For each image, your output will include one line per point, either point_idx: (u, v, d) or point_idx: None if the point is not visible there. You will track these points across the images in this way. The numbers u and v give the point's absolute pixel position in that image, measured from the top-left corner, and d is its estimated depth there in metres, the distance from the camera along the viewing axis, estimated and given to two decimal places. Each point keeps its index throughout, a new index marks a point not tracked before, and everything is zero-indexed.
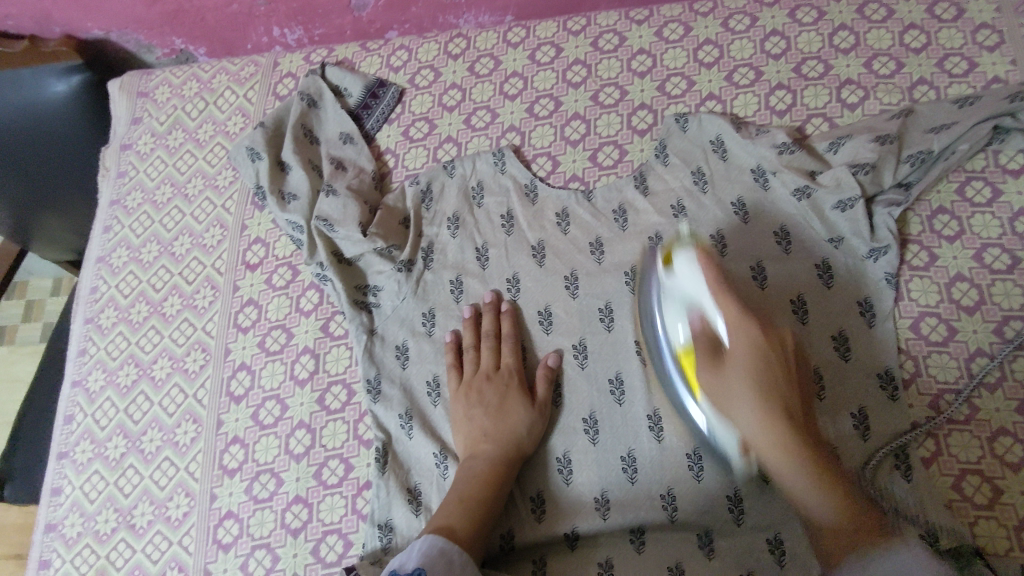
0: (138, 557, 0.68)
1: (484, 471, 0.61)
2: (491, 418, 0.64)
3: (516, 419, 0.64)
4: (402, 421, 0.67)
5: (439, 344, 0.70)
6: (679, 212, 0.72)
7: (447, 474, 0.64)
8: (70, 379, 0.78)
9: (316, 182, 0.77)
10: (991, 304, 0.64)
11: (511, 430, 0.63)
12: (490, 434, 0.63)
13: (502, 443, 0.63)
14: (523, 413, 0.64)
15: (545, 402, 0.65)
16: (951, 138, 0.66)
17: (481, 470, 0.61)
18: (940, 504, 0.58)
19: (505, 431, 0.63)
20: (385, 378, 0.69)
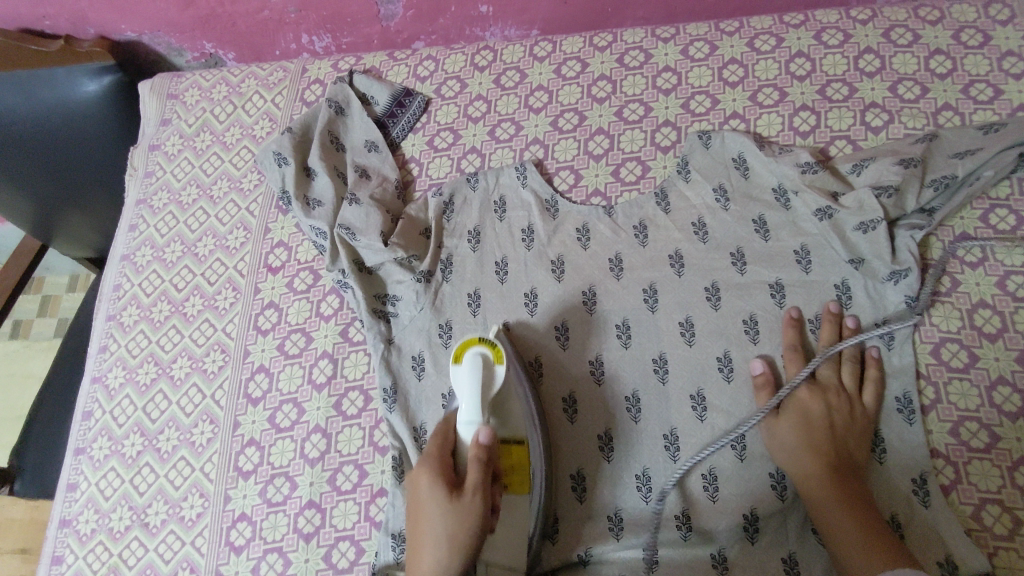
0: (151, 555, 0.68)
1: (440, 550, 0.51)
2: (411, 527, 0.54)
3: (426, 531, 0.52)
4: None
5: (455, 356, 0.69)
6: (700, 229, 0.72)
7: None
8: (90, 375, 0.79)
9: (341, 188, 0.78)
10: (1015, 332, 0.63)
11: (422, 560, 0.52)
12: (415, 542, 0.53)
13: (422, 514, 0.53)
14: (437, 526, 0.51)
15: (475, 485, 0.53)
16: (977, 163, 0.66)
17: None
18: (959, 529, 0.57)
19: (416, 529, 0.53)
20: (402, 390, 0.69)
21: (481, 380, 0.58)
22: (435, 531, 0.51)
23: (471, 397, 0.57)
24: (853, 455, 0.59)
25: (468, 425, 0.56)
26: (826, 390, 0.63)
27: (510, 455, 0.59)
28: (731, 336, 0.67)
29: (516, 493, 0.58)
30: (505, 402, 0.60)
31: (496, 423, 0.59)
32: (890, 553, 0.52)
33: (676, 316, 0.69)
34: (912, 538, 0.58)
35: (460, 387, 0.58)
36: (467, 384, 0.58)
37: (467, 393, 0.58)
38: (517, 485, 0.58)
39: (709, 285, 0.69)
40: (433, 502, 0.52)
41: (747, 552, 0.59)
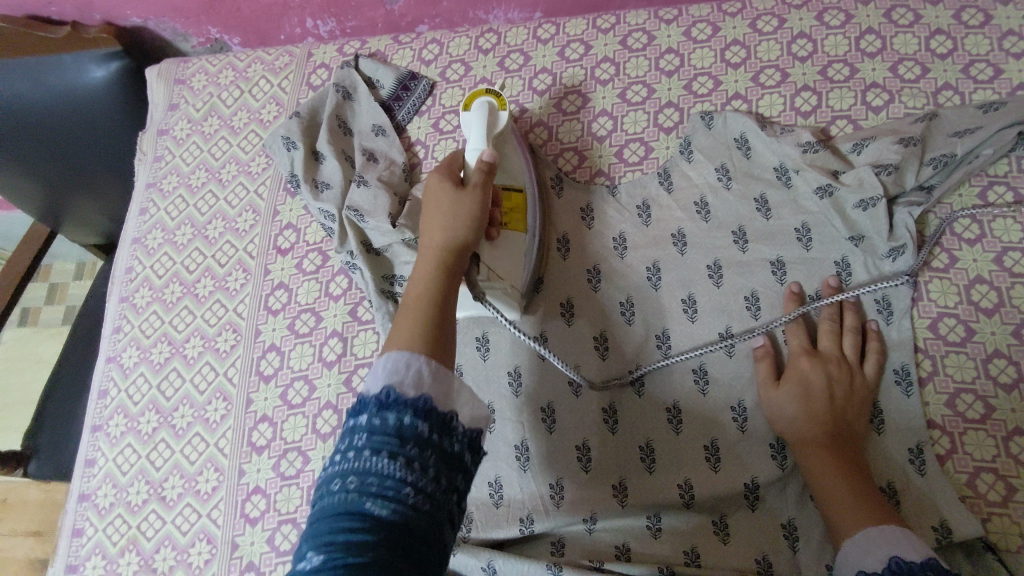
0: (168, 528, 0.70)
1: (434, 264, 0.52)
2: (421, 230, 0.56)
3: (436, 234, 0.55)
4: None
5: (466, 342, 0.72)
6: (702, 208, 0.73)
7: (501, 504, 0.65)
8: (105, 355, 0.81)
9: (349, 172, 0.79)
10: (1011, 306, 0.64)
11: (433, 238, 0.54)
12: (423, 249, 0.54)
13: (431, 250, 0.54)
14: (445, 194, 0.58)
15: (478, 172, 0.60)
16: (975, 142, 0.67)
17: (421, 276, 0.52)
18: (955, 496, 0.59)
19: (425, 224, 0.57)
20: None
21: (487, 117, 0.69)
22: (437, 239, 0.54)
23: (477, 131, 0.69)
24: (850, 425, 0.61)
25: (474, 152, 0.67)
26: (827, 361, 0.64)
27: (507, 199, 0.70)
28: (733, 312, 0.68)
29: (511, 229, 0.69)
30: (501, 155, 0.72)
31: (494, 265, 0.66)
32: (879, 516, 0.54)
33: (678, 293, 0.70)
34: (909, 506, 0.59)
35: (466, 129, 0.70)
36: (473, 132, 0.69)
37: (474, 132, 0.69)
38: (512, 220, 0.69)
39: (711, 263, 0.70)
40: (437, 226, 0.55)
41: (746, 518, 0.61)
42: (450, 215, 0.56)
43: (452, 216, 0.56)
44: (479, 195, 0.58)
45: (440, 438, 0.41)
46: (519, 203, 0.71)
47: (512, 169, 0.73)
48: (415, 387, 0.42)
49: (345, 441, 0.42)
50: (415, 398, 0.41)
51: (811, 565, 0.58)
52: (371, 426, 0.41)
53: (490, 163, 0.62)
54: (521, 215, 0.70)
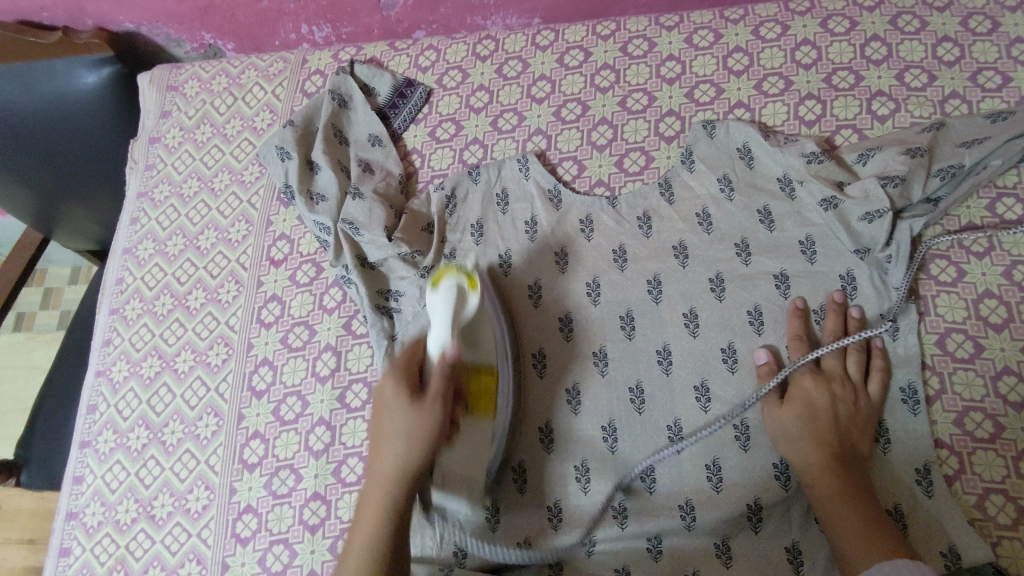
0: (157, 547, 0.68)
1: (382, 501, 0.54)
2: (372, 447, 0.56)
3: (386, 455, 0.55)
4: None
5: None
6: (704, 220, 0.71)
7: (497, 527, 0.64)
8: (94, 368, 0.79)
9: (344, 182, 0.78)
10: (1021, 322, 0.63)
11: (383, 467, 0.54)
12: (371, 476, 0.55)
13: (382, 480, 0.54)
14: (398, 415, 0.54)
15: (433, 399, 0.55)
16: (983, 153, 0.65)
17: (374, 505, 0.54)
18: (963, 520, 0.57)
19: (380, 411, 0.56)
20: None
21: (452, 307, 0.57)
22: (391, 460, 0.54)
23: (442, 323, 0.57)
24: (856, 446, 0.59)
25: (436, 343, 0.57)
26: (831, 380, 0.62)
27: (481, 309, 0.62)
28: (736, 328, 0.67)
29: (479, 416, 0.60)
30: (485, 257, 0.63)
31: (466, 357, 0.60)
32: (889, 543, 0.52)
33: (680, 308, 0.68)
34: (917, 529, 0.58)
35: (433, 308, 0.59)
36: (439, 312, 0.58)
37: (439, 318, 0.58)
38: (485, 323, 0.61)
39: (713, 276, 0.69)
40: (394, 414, 0.55)
41: (749, 541, 0.60)
42: (405, 439, 0.54)
43: (399, 443, 0.54)
44: (434, 420, 0.54)
45: None
46: (490, 384, 0.61)
47: (486, 342, 0.62)
48: None
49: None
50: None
51: None
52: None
53: (454, 365, 0.56)
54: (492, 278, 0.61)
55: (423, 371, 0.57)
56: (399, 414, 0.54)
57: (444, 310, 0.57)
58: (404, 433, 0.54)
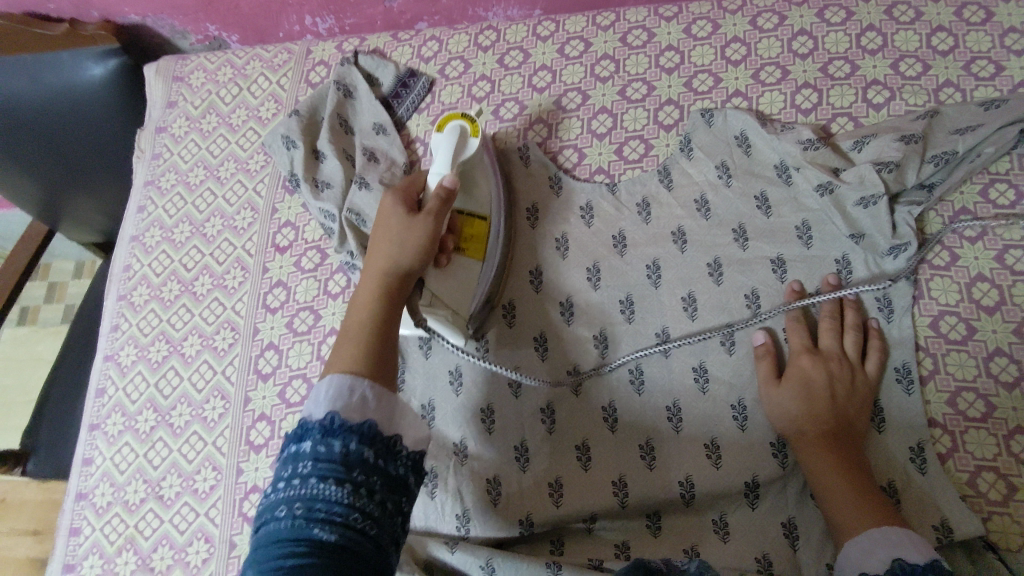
0: (166, 527, 0.69)
1: (375, 289, 0.55)
2: (369, 249, 0.59)
3: (362, 290, 0.55)
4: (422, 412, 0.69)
5: None
6: (702, 205, 0.73)
7: (499, 500, 0.64)
8: (102, 353, 0.80)
9: (350, 171, 0.79)
10: (1012, 305, 0.64)
11: (376, 260, 0.57)
12: (368, 269, 0.57)
13: (378, 272, 0.56)
14: (395, 230, 0.58)
15: (438, 205, 0.60)
16: (977, 139, 0.66)
17: (364, 295, 0.55)
18: (956, 496, 0.58)
19: (377, 239, 0.58)
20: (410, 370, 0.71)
21: (454, 142, 0.66)
22: (376, 271, 0.56)
23: (444, 158, 0.64)
24: (852, 423, 0.60)
25: (436, 173, 0.64)
26: (828, 359, 0.63)
27: (467, 227, 0.69)
28: (733, 311, 0.68)
29: (468, 254, 0.68)
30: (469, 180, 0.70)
31: (440, 291, 0.63)
32: (885, 517, 0.54)
33: (678, 292, 0.70)
34: (910, 505, 0.59)
35: (437, 146, 0.67)
36: (436, 178, 0.64)
37: (440, 158, 0.65)
38: (471, 249, 0.68)
39: (712, 260, 0.70)
40: (384, 244, 0.57)
41: (747, 517, 0.61)
42: (401, 240, 0.57)
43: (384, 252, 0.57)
44: (430, 228, 0.58)
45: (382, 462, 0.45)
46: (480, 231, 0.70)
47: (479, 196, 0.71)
48: (359, 413, 0.46)
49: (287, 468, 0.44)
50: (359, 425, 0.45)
51: (812, 565, 0.58)
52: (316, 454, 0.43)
53: (451, 187, 0.61)
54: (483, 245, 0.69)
55: (421, 202, 0.62)
56: (408, 230, 0.58)
57: (450, 141, 0.66)
58: (404, 238, 0.57)
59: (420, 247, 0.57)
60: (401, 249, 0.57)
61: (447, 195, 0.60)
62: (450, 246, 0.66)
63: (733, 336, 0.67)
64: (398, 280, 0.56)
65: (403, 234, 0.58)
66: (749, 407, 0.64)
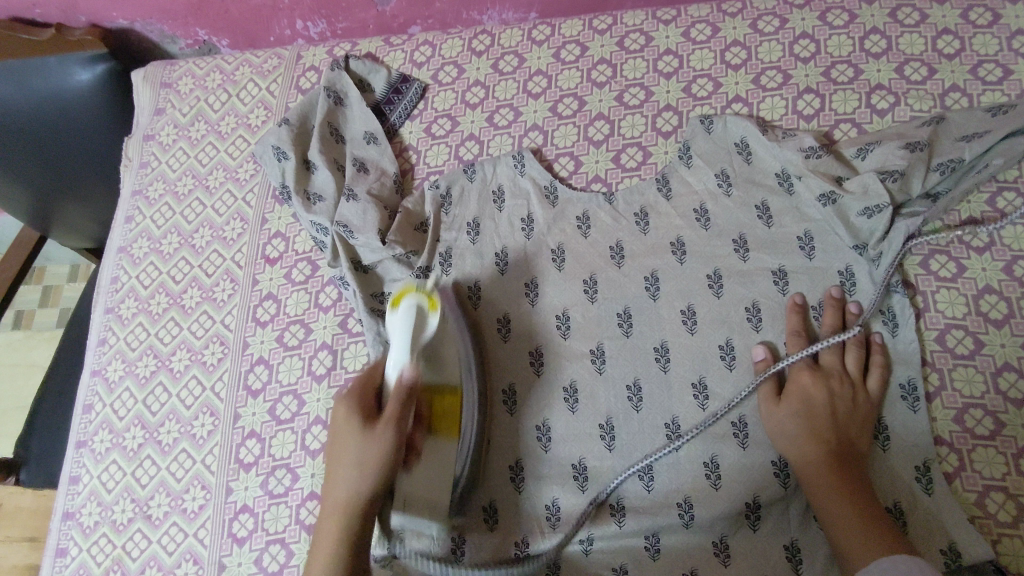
0: (154, 548, 0.68)
1: (338, 530, 0.53)
2: (335, 417, 0.56)
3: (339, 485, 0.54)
4: None
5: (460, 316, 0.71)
6: (702, 215, 0.71)
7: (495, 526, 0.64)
8: (90, 367, 0.79)
9: (341, 182, 0.77)
10: (1021, 318, 0.62)
11: (336, 482, 0.54)
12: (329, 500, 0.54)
13: (336, 510, 0.53)
14: (352, 446, 0.53)
15: (392, 421, 0.53)
16: (984, 147, 0.64)
17: (332, 530, 0.53)
18: (964, 518, 0.57)
19: (334, 463, 0.54)
20: None
21: (412, 326, 0.56)
22: (343, 489, 0.54)
23: (402, 341, 0.55)
24: (855, 443, 0.59)
25: (396, 364, 0.55)
26: (829, 376, 0.62)
27: (439, 403, 0.60)
28: (734, 325, 0.66)
29: (444, 437, 0.59)
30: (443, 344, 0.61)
31: (413, 491, 0.59)
32: (884, 541, 0.52)
33: (678, 305, 0.68)
34: (916, 527, 0.57)
35: (392, 331, 0.57)
36: (399, 331, 0.56)
37: (398, 341, 0.56)
38: (443, 428, 0.59)
39: (711, 272, 0.68)
40: (342, 473, 0.54)
41: (748, 539, 0.59)
42: (359, 458, 0.53)
43: (354, 466, 0.53)
44: (391, 444, 0.53)
45: None
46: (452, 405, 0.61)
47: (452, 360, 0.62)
48: None
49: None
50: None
51: None
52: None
53: (412, 383, 0.54)
54: (457, 421, 0.61)
55: (381, 389, 0.57)
56: (364, 446, 0.53)
57: (405, 325, 0.56)
58: (365, 456, 0.53)
59: (380, 463, 0.53)
60: (359, 457, 0.53)
61: (409, 390, 0.54)
62: (423, 420, 0.59)
63: (733, 350, 0.65)
64: (365, 506, 0.53)
65: (363, 450, 0.53)
66: (749, 425, 0.63)
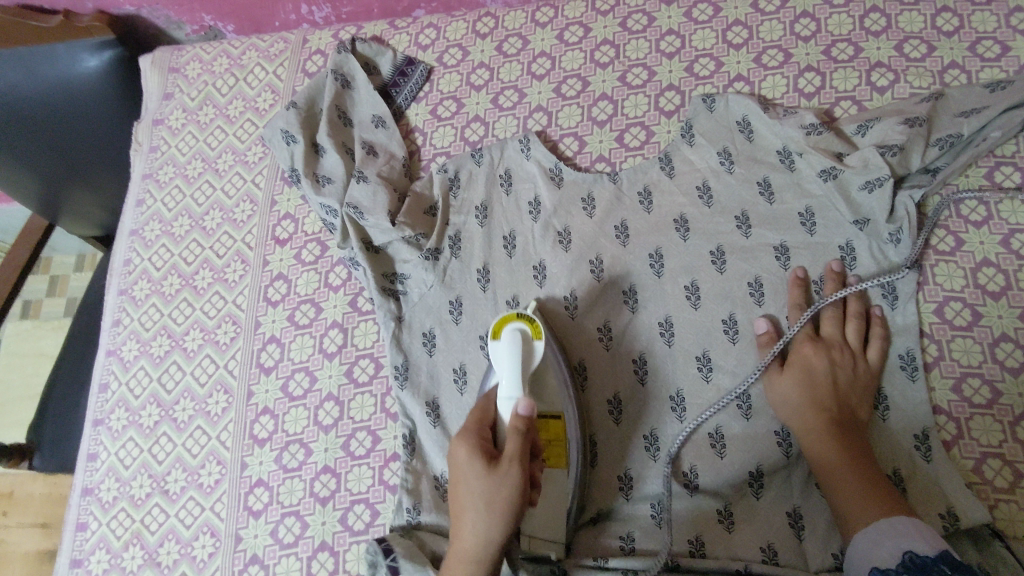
0: (172, 521, 0.70)
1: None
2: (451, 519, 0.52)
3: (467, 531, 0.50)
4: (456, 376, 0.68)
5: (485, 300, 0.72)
6: (705, 193, 0.72)
7: None
8: (104, 348, 0.80)
9: (350, 165, 0.78)
10: (1017, 289, 0.64)
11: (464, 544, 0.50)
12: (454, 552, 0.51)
13: (463, 561, 0.50)
14: (476, 483, 0.49)
15: (515, 459, 0.50)
16: (983, 122, 0.66)
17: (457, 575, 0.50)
18: (961, 483, 0.58)
19: (454, 489, 0.51)
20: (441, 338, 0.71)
21: (521, 359, 0.55)
22: (469, 530, 0.50)
23: (511, 373, 0.55)
24: (855, 411, 0.60)
25: (509, 403, 0.54)
26: (829, 347, 0.63)
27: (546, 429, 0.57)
28: (736, 299, 0.68)
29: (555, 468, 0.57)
30: (543, 385, 0.58)
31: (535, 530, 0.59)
32: (887, 502, 0.54)
33: (682, 280, 0.69)
34: (915, 493, 0.59)
35: (499, 360, 0.56)
36: (506, 363, 0.55)
37: (508, 371, 0.55)
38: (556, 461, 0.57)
39: (714, 249, 0.69)
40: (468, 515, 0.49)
41: (751, 506, 0.61)
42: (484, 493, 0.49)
43: (481, 503, 0.49)
44: (519, 479, 0.49)
45: None
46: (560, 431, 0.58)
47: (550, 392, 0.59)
48: None
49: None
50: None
51: (816, 553, 0.58)
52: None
53: (530, 424, 0.52)
54: (564, 449, 0.58)
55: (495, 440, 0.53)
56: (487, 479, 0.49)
57: (514, 347, 0.56)
58: (491, 481, 0.49)
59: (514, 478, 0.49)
60: (482, 525, 0.49)
61: (526, 424, 0.51)
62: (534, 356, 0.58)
63: (736, 324, 0.67)
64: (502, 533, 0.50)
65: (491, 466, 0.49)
66: (753, 397, 0.64)
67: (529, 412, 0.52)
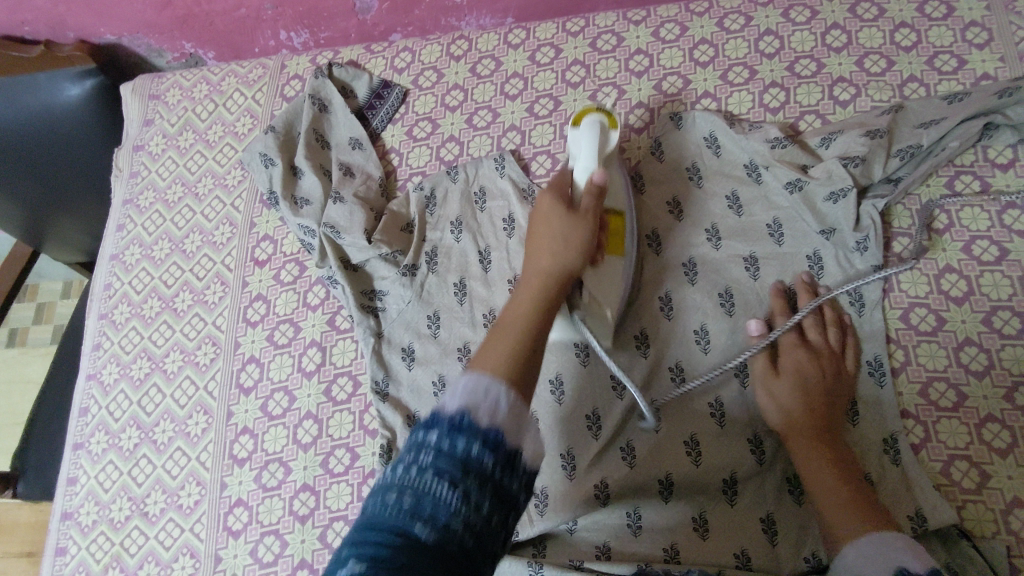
0: (151, 543, 0.70)
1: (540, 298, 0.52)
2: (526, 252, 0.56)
3: (543, 257, 0.54)
4: (434, 389, 0.69)
5: (460, 313, 0.72)
6: (675, 208, 0.74)
7: None
8: (85, 372, 0.81)
9: (328, 186, 0.79)
10: (980, 294, 0.65)
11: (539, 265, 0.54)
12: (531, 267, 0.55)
13: (534, 282, 0.53)
14: (561, 222, 0.55)
15: (590, 210, 0.57)
16: (940, 133, 0.68)
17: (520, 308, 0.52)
18: (929, 486, 0.59)
19: (534, 242, 0.56)
20: (420, 351, 0.71)
21: (600, 136, 0.62)
22: (543, 265, 0.54)
23: (590, 148, 0.61)
24: (837, 419, 0.61)
25: (585, 170, 0.60)
26: (821, 355, 0.63)
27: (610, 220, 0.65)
28: (708, 311, 0.69)
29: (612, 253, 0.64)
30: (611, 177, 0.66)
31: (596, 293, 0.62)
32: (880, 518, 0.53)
33: (655, 295, 0.71)
34: (886, 497, 0.60)
35: (576, 143, 0.63)
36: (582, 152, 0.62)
37: (585, 149, 0.62)
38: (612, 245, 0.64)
39: (686, 261, 0.71)
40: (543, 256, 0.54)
41: (726, 514, 0.61)
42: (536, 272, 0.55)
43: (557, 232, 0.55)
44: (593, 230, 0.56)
45: (502, 476, 0.41)
46: (619, 225, 0.66)
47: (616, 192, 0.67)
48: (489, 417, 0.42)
49: (409, 455, 0.42)
50: (487, 429, 0.41)
51: (789, 557, 0.59)
52: (439, 446, 0.41)
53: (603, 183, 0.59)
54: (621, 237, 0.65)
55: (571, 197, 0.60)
56: (573, 228, 0.55)
57: (591, 131, 0.62)
58: (571, 234, 0.55)
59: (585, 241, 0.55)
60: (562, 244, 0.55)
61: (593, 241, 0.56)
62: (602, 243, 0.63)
63: (708, 335, 0.68)
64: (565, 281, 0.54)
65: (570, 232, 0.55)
66: (725, 405, 0.65)
67: (603, 180, 0.59)
